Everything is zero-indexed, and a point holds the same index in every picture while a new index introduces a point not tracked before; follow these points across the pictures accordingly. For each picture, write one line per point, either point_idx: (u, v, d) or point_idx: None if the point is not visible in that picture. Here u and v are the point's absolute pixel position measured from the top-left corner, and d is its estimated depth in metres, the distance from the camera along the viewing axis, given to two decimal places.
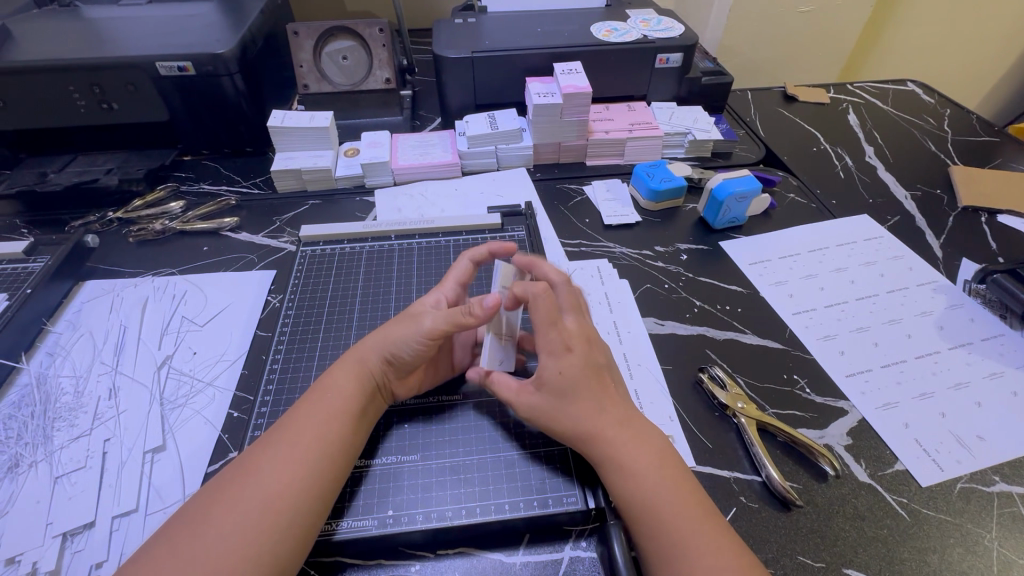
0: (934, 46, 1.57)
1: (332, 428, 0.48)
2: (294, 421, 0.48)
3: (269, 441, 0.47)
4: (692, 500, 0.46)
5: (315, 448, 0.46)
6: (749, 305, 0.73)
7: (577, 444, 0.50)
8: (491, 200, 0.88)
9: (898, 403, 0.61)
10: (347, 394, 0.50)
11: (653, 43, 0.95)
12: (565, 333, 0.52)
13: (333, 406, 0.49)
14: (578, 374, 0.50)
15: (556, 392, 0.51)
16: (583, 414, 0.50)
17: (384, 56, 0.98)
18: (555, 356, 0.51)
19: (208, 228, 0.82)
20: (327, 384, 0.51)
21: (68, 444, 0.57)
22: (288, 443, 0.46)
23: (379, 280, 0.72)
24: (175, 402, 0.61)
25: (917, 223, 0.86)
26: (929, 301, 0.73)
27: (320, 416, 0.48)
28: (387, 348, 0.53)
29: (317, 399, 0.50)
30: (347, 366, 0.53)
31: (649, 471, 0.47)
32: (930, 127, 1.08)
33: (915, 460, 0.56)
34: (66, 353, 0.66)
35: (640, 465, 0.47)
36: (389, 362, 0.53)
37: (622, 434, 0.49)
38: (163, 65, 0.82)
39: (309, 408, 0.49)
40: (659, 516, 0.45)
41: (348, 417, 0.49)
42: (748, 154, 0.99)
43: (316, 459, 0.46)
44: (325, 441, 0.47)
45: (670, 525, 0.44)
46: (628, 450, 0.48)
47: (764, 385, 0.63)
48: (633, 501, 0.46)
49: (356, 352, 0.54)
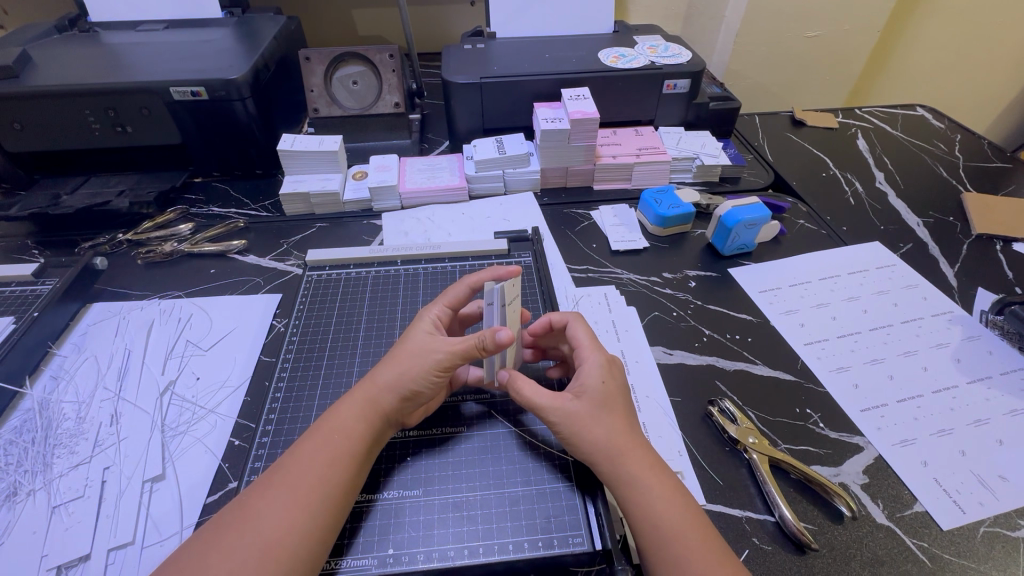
0: (943, 70, 1.57)
1: (337, 471, 0.47)
2: (294, 461, 0.47)
3: (266, 483, 0.46)
4: (705, 539, 0.45)
5: (317, 490, 0.45)
6: (760, 335, 0.71)
7: (606, 458, 0.48)
8: (498, 225, 0.88)
9: (915, 439, 0.59)
10: (353, 435, 0.49)
11: (661, 69, 0.95)
12: (601, 355, 0.54)
13: (337, 447, 0.48)
14: (618, 390, 0.53)
15: (598, 400, 0.51)
16: (611, 431, 0.49)
17: (394, 81, 0.99)
18: (597, 367, 0.53)
19: (216, 251, 0.82)
20: (332, 423, 0.50)
21: (67, 472, 0.56)
22: (288, 486, 0.45)
23: (384, 306, 0.71)
24: (176, 429, 0.60)
25: (931, 250, 0.84)
26: (945, 333, 0.71)
27: (325, 458, 0.47)
28: (403, 385, 0.52)
29: (320, 437, 0.49)
30: (352, 404, 0.51)
31: (664, 506, 0.46)
32: (942, 153, 1.07)
33: (935, 500, 0.54)
34: (70, 377, 0.66)
35: (655, 496, 0.46)
36: (407, 399, 0.52)
37: (644, 463, 0.48)
38: (177, 90, 0.83)
39: (310, 448, 0.48)
40: (675, 550, 0.44)
41: (351, 460, 0.48)
42: (757, 180, 0.99)
43: (321, 503, 0.45)
44: (328, 484, 0.46)
45: (684, 554, 0.43)
46: (643, 486, 0.47)
47: (776, 419, 0.61)
48: (652, 534, 0.45)
49: (369, 385, 0.53)
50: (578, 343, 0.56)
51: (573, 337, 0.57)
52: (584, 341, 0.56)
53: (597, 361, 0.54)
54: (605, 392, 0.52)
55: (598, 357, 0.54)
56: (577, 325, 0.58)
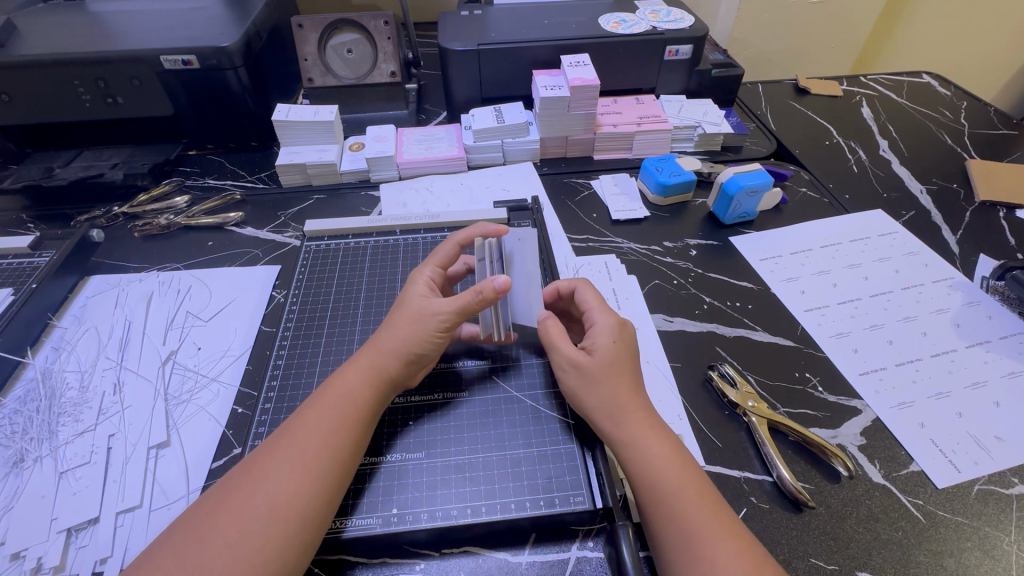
0: (951, 36, 1.53)
1: (342, 436, 0.47)
2: (300, 425, 0.48)
3: (274, 446, 0.47)
4: (702, 492, 0.45)
5: (325, 453, 0.46)
6: (761, 302, 0.71)
7: (607, 416, 0.49)
8: (497, 195, 0.87)
9: (913, 402, 0.60)
10: (357, 401, 0.50)
11: (663, 34, 0.93)
12: (611, 316, 0.55)
13: (344, 411, 0.49)
14: (627, 353, 0.53)
15: (609, 358, 0.52)
16: (621, 389, 0.50)
17: (390, 49, 0.97)
18: (608, 328, 0.54)
19: (213, 223, 0.82)
20: (338, 388, 0.50)
21: (72, 440, 0.56)
22: (296, 448, 0.46)
23: (383, 275, 0.71)
24: (179, 398, 0.60)
25: (934, 217, 0.83)
26: (946, 299, 0.71)
27: (331, 423, 0.48)
28: (408, 349, 0.53)
29: (325, 402, 0.49)
30: (357, 370, 0.52)
31: (661, 461, 0.47)
32: (947, 120, 1.05)
33: (931, 460, 0.55)
34: (72, 348, 0.65)
35: (653, 451, 0.47)
36: (411, 362, 0.53)
37: (643, 422, 0.49)
38: (168, 59, 0.81)
39: (316, 414, 0.48)
40: (673, 503, 0.45)
41: (357, 424, 0.49)
42: (759, 148, 0.97)
43: (328, 466, 0.45)
44: (335, 448, 0.46)
45: (682, 511, 0.44)
46: (641, 443, 0.48)
47: (775, 383, 0.62)
48: (653, 488, 0.46)
49: (373, 352, 0.53)
50: (588, 304, 0.57)
51: (582, 299, 0.58)
52: (592, 302, 0.57)
53: (608, 322, 0.54)
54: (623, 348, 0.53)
55: (609, 319, 0.55)
56: (586, 288, 0.58)
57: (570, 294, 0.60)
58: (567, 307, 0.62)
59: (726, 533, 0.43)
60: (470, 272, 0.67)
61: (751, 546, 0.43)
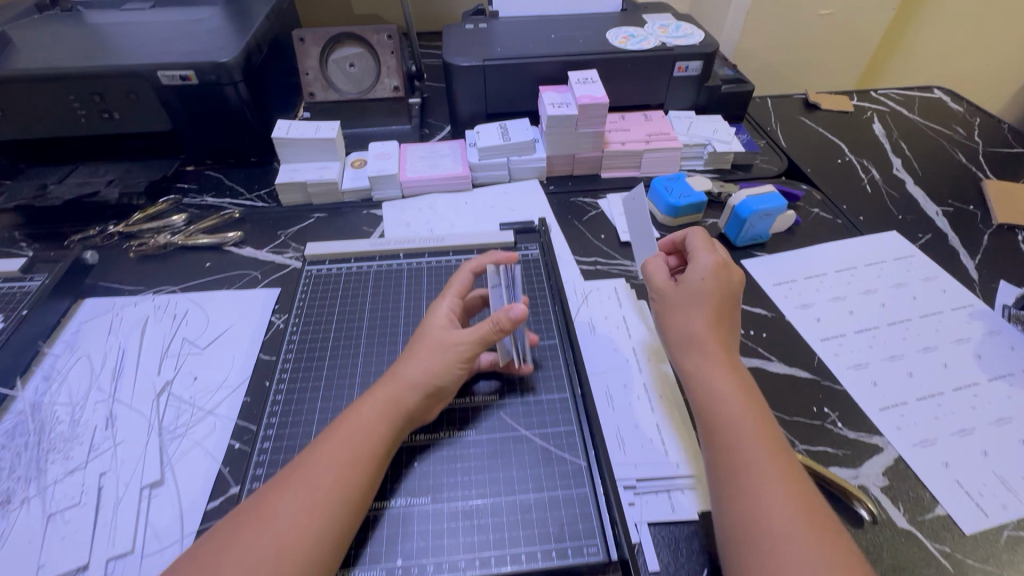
0: (960, 49, 1.52)
1: (356, 474, 0.45)
2: (315, 458, 0.46)
3: (283, 482, 0.44)
4: (777, 453, 0.47)
5: (338, 491, 0.44)
6: (775, 330, 0.69)
7: (685, 346, 0.56)
8: (503, 214, 0.85)
9: (936, 440, 0.58)
10: (374, 437, 0.47)
11: (672, 50, 0.91)
12: (715, 256, 0.60)
13: (359, 446, 0.47)
14: (718, 289, 0.58)
15: (695, 294, 0.58)
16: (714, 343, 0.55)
17: (393, 63, 0.95)
18: (707, 267, 0.59)
19: (211, 243, 0.80)
20: (354, 421, 0.48)
21: (62, 479, 0.54)
22: (308, 485, 0.44)
23: (387, 301, 0.69)
24: (174, 433, 0.58)
25: (950, 241, 0.81)
26: (966, 328, 0.69)
27: (345, 460, 0.45)
28: (431, 381, 0.51)
29: (343, 434, 0.47)
30: (376, 402, 0.50)
31: (728, 396, 0.51)
32: (960, 138, 1.03)
33: (957, 503, 0.53)
34: (63, 378, 0.63)
35: (731, 406, 0.50)
36: (431, 395, 0.51)
37: (716, 357, 0.54)
38: (165, 74, 0.79)
39: (332, 447, 0.46)
40: (735, 437, 0.48)
41: (372, 462, 0.46)
42: (770, 166, 0.95)
43: (339, 507, 0.43)
44: (348, 487, 0.44)
45: (743, 447, 0.48)
46: (709, 377, 0.53)
47: (793, 419, 0.60)
48: (726, 440, 0.48)
49: (393, 384, 0.51)
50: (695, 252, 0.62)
51: (689, 243, 0.64)
52: (699, 245, 0.62)
53: (708, 262, 0.59)
54: (736, 288, 0.59)
55: (708, 259, 0.60)
56: (696, 231, 0.65)
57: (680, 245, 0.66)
58: (682, 254, 0.68)
59: (793, 494, 0.45)
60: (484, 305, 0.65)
61: (812, 505, 0.44)
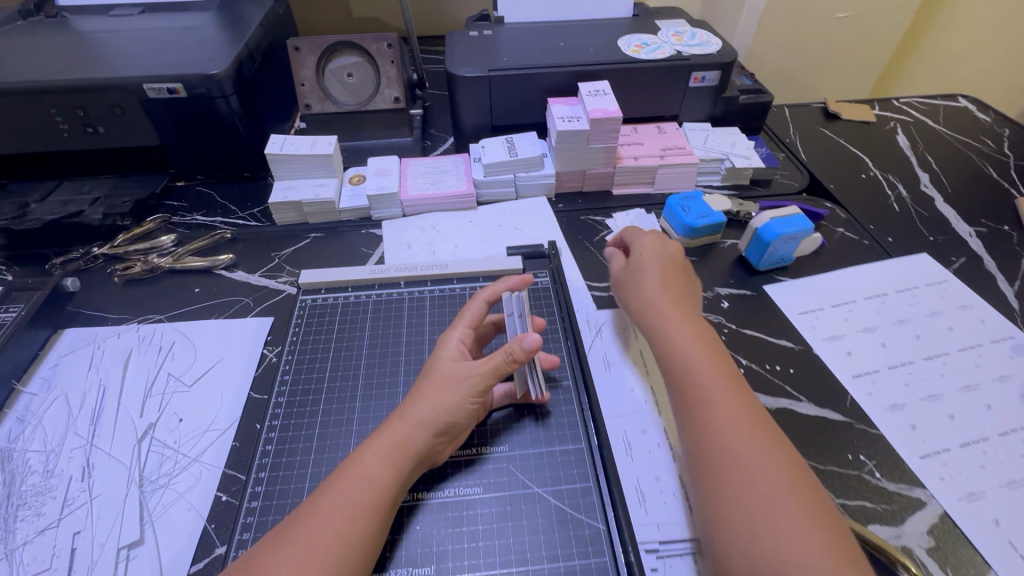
0: (982, 52, 1.46)
1: (357, 529, 0.41)
2: (313, 511, 0.42)
3: (277, 541, 0.41)
4: (748, 404, 0.49)
5: (337, 550, 0.40)
6: (803, 365, 0.64)
7: (643, 310, 0.59)
8: (509, 235, 0.80)
9: (983, 493, 0.53)
10: (378, 486, 0.44)
11: (688, 59, 0.86)
12: (657, 240, 0.66)
13: (361, 497, 0.43)
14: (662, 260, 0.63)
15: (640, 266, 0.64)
16: (675, 312, 0.57)
17: (393, 73, 0.90)
18: (648, 245, 0.65)
19: (200, 267, 0.75)
20: (357, 469, 0.44)
21: (31, 539, 0.49)
22: (305, 541, 0.40)
23: (386, 334, 0.64)
24: (156, 483, 0.53)
25: (986, 265, 0.77)
26: (1008, 363, 0.64)
27: (345, 512, 0.42)
28: (440, 419, 0.47)
29: (345, 480, 0.44)
30: (380, 446, 0.46)
31: (692, 349, 0.53)
32: (989, 151, 0.98)
33: (1012, 569, 0.48)
34: (37, 421, 0.59)
35: (697, 357, 0.52)
36: (440, 435, 0.47)
37: (673, 315, 0.57)
38: (152, 87, 0.75)
39: (331, 498, 0.43)
40: (702, 389, 0.50)
41: (375, 515, 0.43)
42: (791, 182, 0.90)
43: (337, 568, 0.39)
44: (349, 544, 0.41)
45: (709, 397, 0.49)
46: (672, 332, 0.55)
47: (826, 468, 0.55)
48: (700, 392, 0.50)
49: (400, 423, 0.47)
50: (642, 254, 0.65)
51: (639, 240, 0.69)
52: (646, 234, 0.68)
53: (649, 241, 0.66)
54: (676, 254, 0.65)
55: (648, 239, 0.67)
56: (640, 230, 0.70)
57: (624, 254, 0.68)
58: None
59: (768, 443, 0.46)
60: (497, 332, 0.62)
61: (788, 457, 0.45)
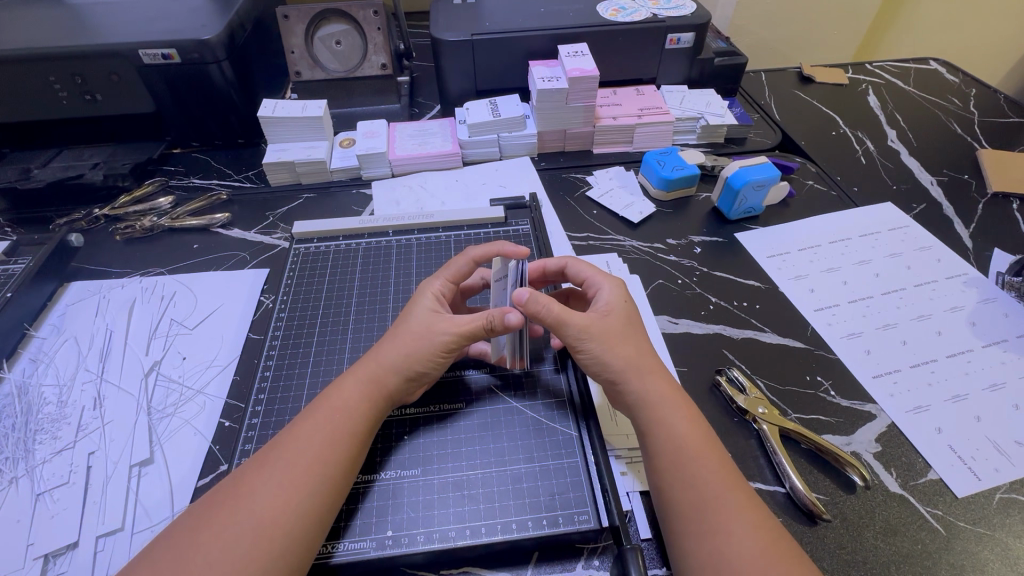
0: (957, 21, 1.50)
1: (336, 452, 0.45)
2: (292, 439, 0.45)
3: (263, 459, 0.44)
4: (709, 444, 0.47)
5: (316, 471, 0.43)
6: (769, 301, 0.69)
7: (590, 339, 0.50)
8: (493, 191, 0.84)
9: (930, 406, 0.57)
10: (354, 416, 0.47)
11: (664, 22, 0.89)
12: (613, 279, 0.56)
13: (338, 426, 0.46)
14: (614, 291, 0.55)
15: (601, 309, 0.53)
16: (636, 349, 0.51)
17: (380, 40, 0.93)
18: (589, 273, 0.57)
19: (198, 225, 0.78)
20: (334, 402, 0.48)
21: (50, 458, 0.54)
22: (286, 462, 0.43)
23: (375, 279, 0.68)
24: (163, 412, 0.57)
25: (945, 211, 0.81)
26: (960, 296, 0.68)
27: (323, 439, 0.45)
28: (409, 366, 0.50)
29: (317, 425, 0.46)
30: (357, 382, 0.49)
31: (651, 377, 0.49)
32: (956, 109, 1.02)
33: (950, 468, 0.53)
34: (50, 360, 0.63)
35: (663, 405, 0.48)
36: (411, 380, 0.50)
37: (628, 347, 0.50)
38: (147, 52, 0.78)
39: (310, 427, 0.46)
40: (663, 414, 0.47)
41: (353, 442, 0.46)
42: (763, 140, 0.94)
43: (319, 483, 0.43)
44: (326, 466, 0.44)
45: (672, 420, 0.47)
46: (635, 360, 0.50)
47: (786, 387, 0.59)
48: (666, 446, 0.46)
49: (374, 367, 0.50)
50: (585, 275, 0.57)
51: (574, 272, 0.58)
52: (587, 267, 0.58)
53: (588, 270, 0.57)
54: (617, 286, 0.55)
55: (586, 267, 0.58)
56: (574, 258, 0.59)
57: (560, 272, 0.60)
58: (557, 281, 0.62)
59: (746, 509, 0.43)
60: (486, 286, 0.64)
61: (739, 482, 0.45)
